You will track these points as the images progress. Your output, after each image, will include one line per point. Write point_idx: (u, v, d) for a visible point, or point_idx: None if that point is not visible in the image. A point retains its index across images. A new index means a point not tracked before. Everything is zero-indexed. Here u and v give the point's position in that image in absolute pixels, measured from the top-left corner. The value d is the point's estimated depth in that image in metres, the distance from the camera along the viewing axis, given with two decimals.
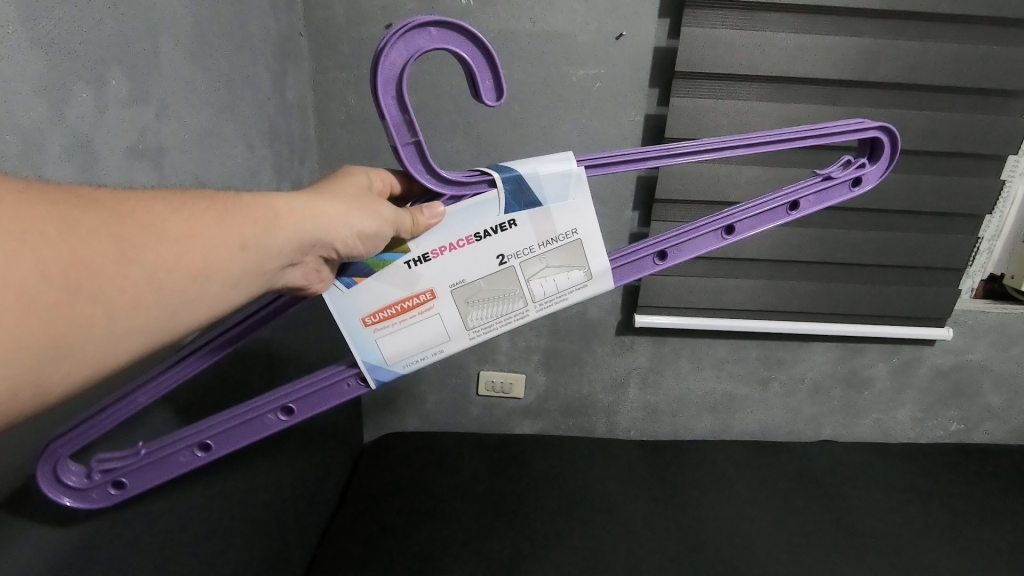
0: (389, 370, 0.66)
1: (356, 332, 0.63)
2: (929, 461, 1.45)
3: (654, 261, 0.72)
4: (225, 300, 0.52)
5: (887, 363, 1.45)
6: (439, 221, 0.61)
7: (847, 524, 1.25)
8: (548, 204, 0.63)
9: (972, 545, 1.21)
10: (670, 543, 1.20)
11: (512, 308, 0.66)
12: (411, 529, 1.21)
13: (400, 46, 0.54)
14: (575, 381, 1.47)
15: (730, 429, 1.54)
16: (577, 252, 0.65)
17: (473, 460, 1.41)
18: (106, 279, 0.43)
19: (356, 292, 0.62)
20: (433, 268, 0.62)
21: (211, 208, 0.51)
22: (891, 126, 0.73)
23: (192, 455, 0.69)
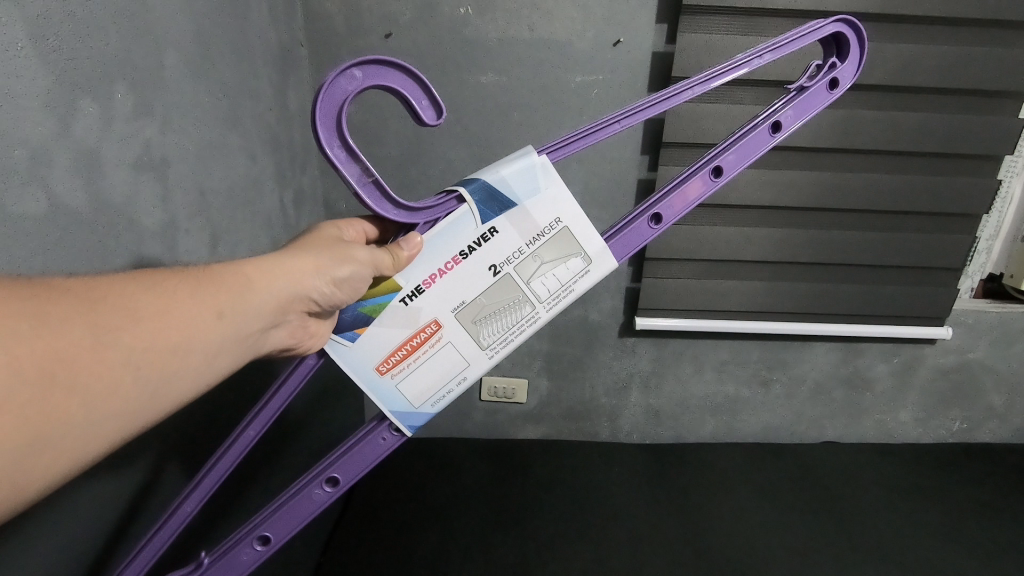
0: (419, 413, 0.66)
1: (374, 383, 0.64)
2: (932, 462, 1.45)
3: (651, 223, 0.72)
4: (209, 371, 0.50)
5: (888, 364, 1.45)
6: (421, 248, 0.62)
7: (851, 525, 1.26)
8: (522, 202, 0.63)
9: (976, 546, 1.21)
10: (675, 546, 1.20)
11: (521, 315, 0.66)
12: (416, 536, 1.21)
13: (330, 97, 0.55)
14: (577, 386, 1.47)
15: (733, 432, 1.54)
16: (567, 239, 0.65)
17: (477, 466, 1.42)
18: (85, 365, 0.40)
19: (360, 344, 0.63)
20: (430, 299, 0.63)
21: (183, 279, 0.49)
22: (846, 17, 0.71)
23: (254, 549, 0.66)
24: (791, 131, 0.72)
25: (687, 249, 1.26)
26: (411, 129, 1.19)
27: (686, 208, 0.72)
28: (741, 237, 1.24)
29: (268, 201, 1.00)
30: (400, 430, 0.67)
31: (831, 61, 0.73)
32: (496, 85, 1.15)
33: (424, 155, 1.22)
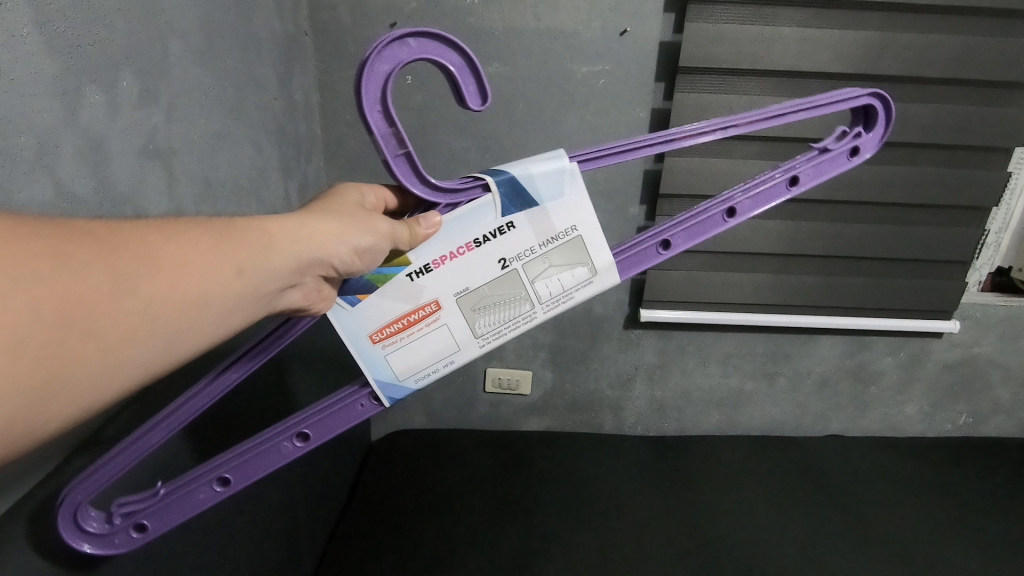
0: (402, 386, 0.67)
1: (366, 351, 0.65)
2: (936, 455, 1.45)
3: (658, 250, 0.71)
4: (223, 325, 0.50)
5: (894, 357, 1.44)
6: (438, 230, 0.61)
7: (854, 518, 1.25)
8: (545, 203, 0.63)
9: (979, 540, 1.20)
10: (679, 538, 1.20)
11: (517, 311, 0.67)
12: (420, 527, 1.22)
13: (382, 61, 0.55)
14: (581, 378, 1.47)
15: (737, 424, 1.54)
16: (578, 248, 0.65)
17: (481, 457, 1.42)
18: (101, 311, 0.41)
19: (361, 309, 0.63)
20: (435, 280, 0.63)
21: (206, 232, 0.49)
22: (882, 92, 0.71)
23: (212, 490, 0.67)
24: (805, 188, 0.72)
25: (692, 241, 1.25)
26: (416, 119, 1.19)
27: (694, 242, 0.72)
28: (747, 229, 1.24)
29: (274, 191, 1.00)
30: (380, 400, 0.68)
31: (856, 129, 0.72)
32: (501, 76, 1.15)
33: (429, 146, 1.21)
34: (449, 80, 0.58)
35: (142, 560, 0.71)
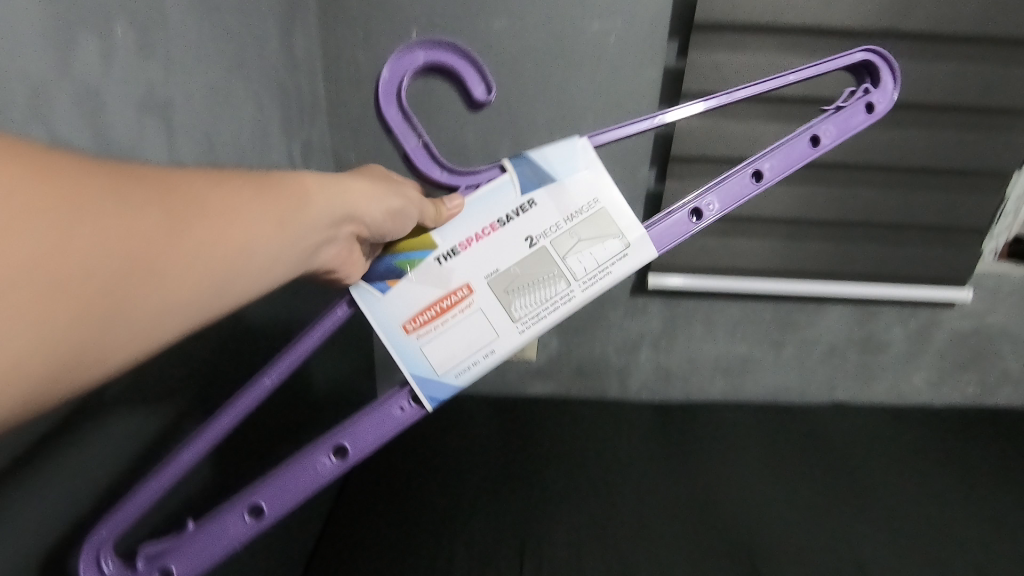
0: (441, 382, 0.66)
1: (400, 342, 0.66)
2: (942, 423, 1.44)
3: (692, 218, 0.71)
4: (268, 277, 0.49)
5: (905, 326, 1.43)
6: (463, 208, 0.67)
7: (857, 487, 1.26)
8: (561, 178, 0.68)
9: (982, 512, 1.20)
10: (682, 504, 1.21)
11: (551, 292, 0.68)
12: (426, 488, 1.24)
13: (395, 65, 0.66)
14: (587, 344, 1.47)
15: (743, 392, 1.54)
16: (603, 219, 0.69)
17: (487, 422, 1.43)
18: (156, 256, 0.40)
19: (392, 296, 0.66)
20: (464, 261, 0.67)
21: (249, 181, 0.48)
22: (876, 47, 0.73)
23: (242, 521, 0.66)
24: (828, 148, 0.73)
25: None
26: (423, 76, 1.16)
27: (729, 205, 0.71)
28: (759, 193, 1.22)
29: (277, 150, 0.99)
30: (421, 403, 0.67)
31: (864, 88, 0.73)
32: (509, 33, 1.11)
33: (434, 105, 1.19)
34: (461, 88, 0.70)
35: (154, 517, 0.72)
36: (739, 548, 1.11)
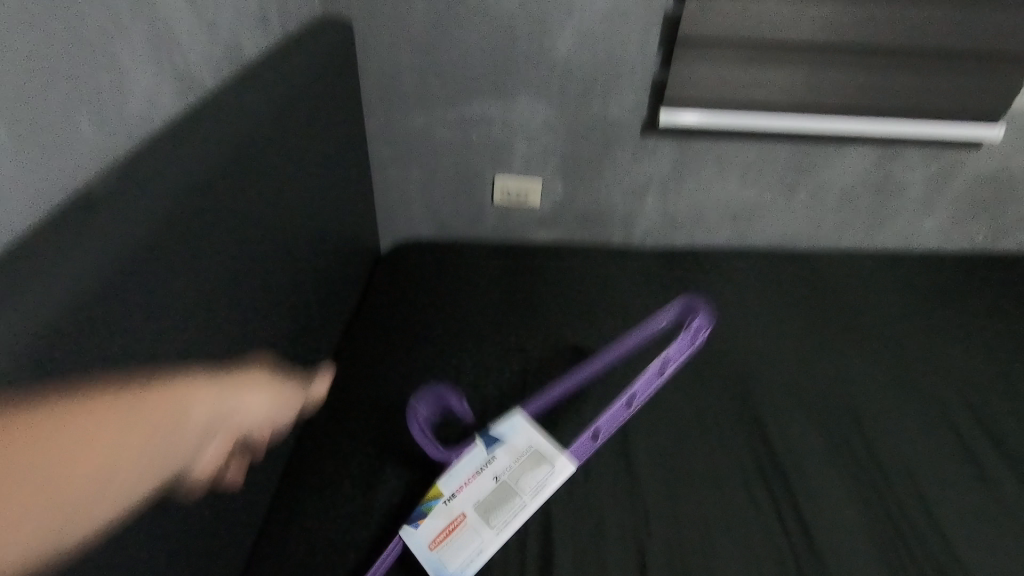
0: (450, 569, 0.78)
1: (427, 555, 0.80)
2: (950, 266, 1.43)
3: (591, 440, 0.93)
4: (127, 495, 0.55)
5: (925, 167, 1.37)
6: (452, 466, 0.88)
7: (859, 320, 1.25)
8: (506, 441, 0.90)
9: (982, 339, 1.21)
10: (683, 334, 1.20)
11: (519, 505, 0.84)
12: (431, 325, 1.22)
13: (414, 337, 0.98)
14: (593, 188, 1.42)
15: (750, 239, 1.51)
16: (540, 456, 0.89)
17: (491, 266, 1.40)
18: (14, 496, 0.43)
19: (423, 529, 0.82)
20: (460, 501, 0.85)
21: (129, 391, 0.54)
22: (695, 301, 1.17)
23: None
24: (670, 371, 1.04)
25: (725, 28, 1.13)
26: None
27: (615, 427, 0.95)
28: (789, 15, 1.11)
29: None
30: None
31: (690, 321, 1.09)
32: None
33: None
34: None
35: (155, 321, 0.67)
36: (735, 370, 1.13)
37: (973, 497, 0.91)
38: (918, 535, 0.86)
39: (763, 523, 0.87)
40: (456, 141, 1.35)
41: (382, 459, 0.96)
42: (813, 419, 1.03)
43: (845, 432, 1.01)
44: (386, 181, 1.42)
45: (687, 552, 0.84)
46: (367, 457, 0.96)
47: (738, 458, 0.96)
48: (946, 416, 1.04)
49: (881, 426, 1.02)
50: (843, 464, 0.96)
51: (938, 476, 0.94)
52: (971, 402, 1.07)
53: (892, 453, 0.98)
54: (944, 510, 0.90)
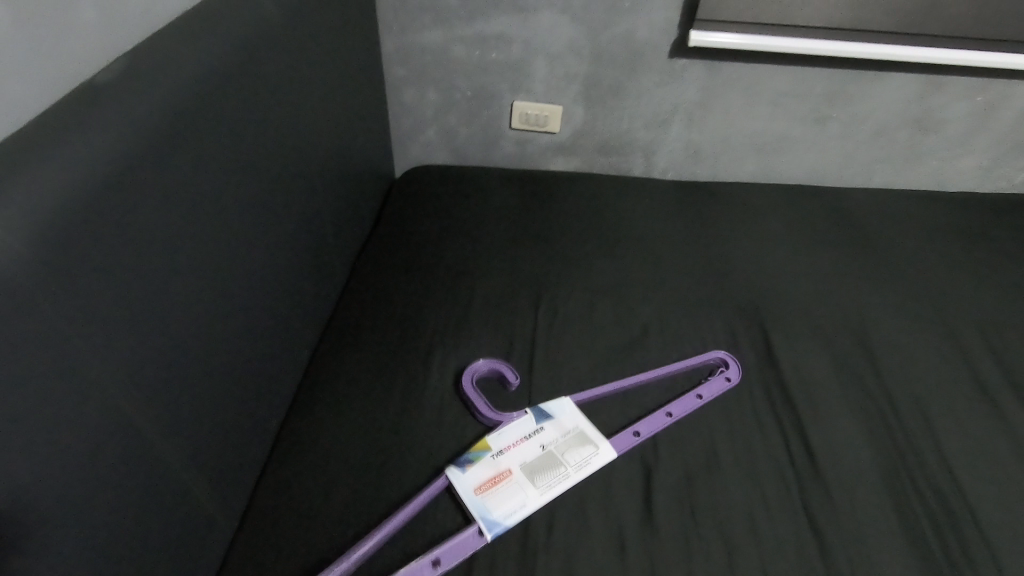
0: (495, 520, 0.78)
1: (470, 500, 0.79)
2: (985, 206, 1.36)
3: (666, 416, 0.90)
4: None
5: (968, 102, 1.29)
6: (501, 425, 0.87)
7: (884, 260, 1.21)
8: (556, 416, 0.90)
9: (1012, 280, 1.17)
10: (700, 267, 1.17)
11: (564, 473, 0.83)
12: (443, 246, 1.19)
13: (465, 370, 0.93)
14: (615, 115, 1.36)
15: (775, 174, 1.45)
16: (585, 435, 0.88)
17: (506, 189, 1.36)
18: None
19: (469, 474, 0.82)
20: (507, 457, 0.85)
21: None
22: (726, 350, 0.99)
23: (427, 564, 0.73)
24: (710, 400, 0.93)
25: None
26: None
27: (691, 410, 0.92)
28: None
29: None
30: (484, 532, 0.76)
31: (723, 373, 0.96)
32: None
33: None
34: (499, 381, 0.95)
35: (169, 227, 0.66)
36: (750, 302, 1.10)
37: (983, 431, 0.90)
38: (923, 465, 0.86)
39: (770, 450, 0.87)
40: (473, 60, 1.29)
41: (389, 372, 0.95)
42: (825, 352, 1.02)
43: (855, 369, 0.99)
44: (400, 102, 1.37)
45: (692, 473, 0.84)
46: (374, 370, 0.95)
47: (746, 386, 0.96)
48: (962, 354, 1.02)
49: (893, 361, 1.00)
50: (851, 395, 0.95)
51: (952, 413, 0.93)
52: (989, 341, 1.04)
53: (902, 387, 0.96)
54: (951, 443, 0.89)
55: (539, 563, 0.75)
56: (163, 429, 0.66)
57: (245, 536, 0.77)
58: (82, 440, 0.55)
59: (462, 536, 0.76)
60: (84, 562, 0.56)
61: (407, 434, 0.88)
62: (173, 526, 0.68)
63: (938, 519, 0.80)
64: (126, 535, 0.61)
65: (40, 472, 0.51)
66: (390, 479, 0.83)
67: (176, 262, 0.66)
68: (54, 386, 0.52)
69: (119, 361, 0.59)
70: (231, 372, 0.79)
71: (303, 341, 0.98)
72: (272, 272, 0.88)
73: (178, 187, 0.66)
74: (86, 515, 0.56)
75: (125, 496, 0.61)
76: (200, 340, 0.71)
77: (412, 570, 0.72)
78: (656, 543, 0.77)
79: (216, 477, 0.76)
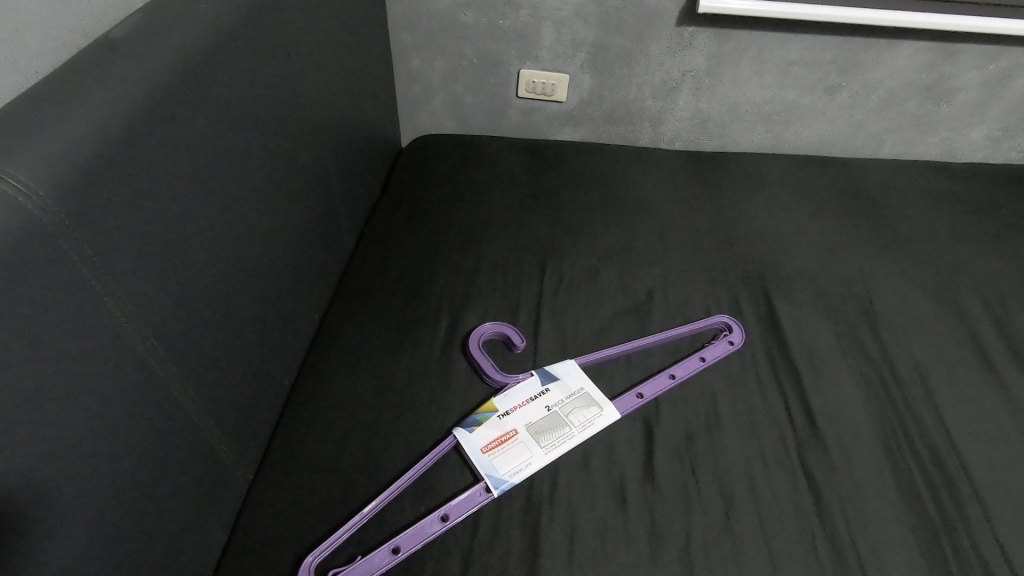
0: (501, 477, 0.80)
1: (478, 459, 0.82)
2: (995, 177, 1.35)
3: (668, 378, 0.92)
4: None
5: (980, 71, 1.28)
6: (507, 388, 0.89)
7: (890, 230, 1.21)
8: (560, 378, 0.92)
9: (1018, 250, 1.17)
10: (705, 236, 1.18)
11: (567, 433, 0.85)
12: (450, 212, 1.20)
13: (471, 339, 0.94)
14: (623, 84, 1.35)
15: (783, 144, 1.44)
16: (589, 397, 0.89)
17: (512, 157, 1.36)
18: None
19: (476, 434, 0.84)
20: (514, 418, 0.87)
21: None
22: (730, 316, 1.00)
23: (434, 520, 0.76)
24: (713, 363, 0.95)
25: None
26: None
27: (694, 372, 0.93)
28: None
29: None
30: (490, 489, 0.79)
31: (726, 337, 0.97)
32: None
33: None
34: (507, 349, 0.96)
35: (192, 191, 0.68)
36: (755, 270, 1.11)
37: (980, 396, 0.92)
38: (921, 428, 0.87)
39: (771, 412, 0.89)
40: (480, 28, 1.28)
41: (397, 333, 0.97)
42: (828, 318, 1.03)
43: (856, 336, 1.00)
44: (407, 70, 1.37)
45: (694, 433, 0.86)
46: (383, 331, 0.97)
47: (749, 351, 0.97)
48: (964, 321, 1.03)
49: (894, 328, 1.01)
50: (852, 360, 0.96)
51: (952, 379, 0.94)
52: (991, 309, 1.05)
53: (902, 352, 0.97)
54: (949, 406, 0.90)
55: (542, 519, 0.77)
56: (179, 384, 0.68)
57: (260, 488, 0.80)
58: (103, 387, 0.57)
59: (467, 494, 0.78)
60: (109, 506, 0.59)
61: (416, 393, 0.90)
62: (192, 477, 0.71)
63: (933, 480, 0.82)
64: (147, 481, 0.64)
65: (65, 415, 0.53)
66: (400, 436, 0.85)
67: (190, 220, 0.68)
68: (76, 334, 0.54)
69: (136, 314, 0.61)
70: (245, 330, 0.81)
71: (313, 303, 1.00)
72: (283, 234, 0.89)
73: (191, 146, 0.67)
74: (109, 460, 0.58)
75: (146, 443, 0.63)
76: (213, 297, 0.73)
77: (420, 526, 0.74)
78: (658, 499, 0.79)
79: (231, 430, 0.79)
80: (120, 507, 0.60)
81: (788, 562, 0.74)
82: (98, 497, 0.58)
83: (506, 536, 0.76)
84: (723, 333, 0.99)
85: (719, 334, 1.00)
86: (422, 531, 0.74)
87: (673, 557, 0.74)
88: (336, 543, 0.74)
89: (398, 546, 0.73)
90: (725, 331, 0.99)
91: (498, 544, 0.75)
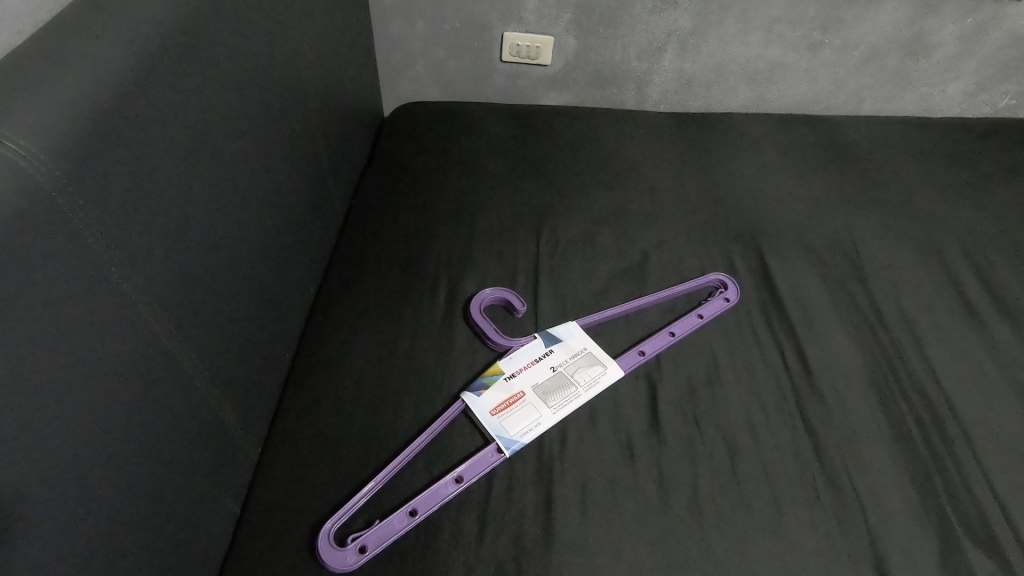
0: (512, 438, 0.81)
1: (487, 421, 0.83)
2: (972, 129, 1.38)
3: (668, 335, 0.94)
4: None
5: (959, 25, 1.30)
6: (512, 350, 0.90)
7: (872, 183, 1.24)
8: (563, 339, 0.93)
9: (995, 199, 1.20)
10: (696, 196, 1.19)
11: (574, 393, 0.87)
12: (442, 179, 1.19)
13: (472, 304, 0.95)
14: (608, 45, 1.34)
15: (766, 102, 1.46)
16: (593, 356, 0.91)
17: (500, 122, 1.34)
18: None
19: (484, 397, 0.85)
20: (520, 379, 0.88)
21: None
22: (725, 274, 1.02)
23: (448, 482, 0.77)
24: (710, 320, 0.97)
25: None
26: None
27: (693, 329, 0.95)
28: None
29: None
30: (503, 449, 0.80)
31: (722, 294, 1.00)
32: None
33: None
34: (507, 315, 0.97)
35: (187, 161, 0.66)
36: (746, 227, 1.13)
37: (964, 340, 0.95)
38: (910, 373, 0.91)
39: (767, 363, 0.92)
40: None
41: (397, 301, 0.97)
42: (817, 271, 1.05)
43: (845, 287, 1.03)
44: (387, 35, 1.33)
45: (695, 386, 0.89)
46: (382, 300, 0.97)
47: (743, 307, 0.99)
48: (946, 270, 1.06)
49: (881, 278, 1.04)
50: (842, 311, 0.99)
51: (937, 325, 0.97)
52: (971, 257, 1.08)
53: (890, 301, 1.01)
54: (935, 351, 0.94)
55: (554, 476, 0.79)
56: (184, 358, 0.67)
57: (272, 460, 0.80)
58: (114, 361, 0.56)
59: (480, 455, 0.79)
60: (125, 481, 0.59)
61: (420, 360, 0.90)
62: (203, 451, 0.71)
63: (923, 419, 0.86)
64: (159, 456, 0.64)
65: (77, 392, 0.52)
66: (408, 402, 0.86)
67: (186, 190, 0.66)
68: (84, 308, 0.53)
69: (141, 287, 0.60)
70: (245, 303, 0.80)
71: (309, 275, 0.99)
72: (277, 206, 0.88)
73: (183, 113, 0.65)
74: (123, 434, 0.58)
75: (157, 417, 0.63)
76: (213, 271, 0.72)
77: (436, 489, 0.76)
78: (664, 451, 0.82)
79: (239, 403, 0.79)
80: (134, 483, 0.60)
81: (790, 505, 0.77)
82: (114, 472, 0.57)
83: (519, 494, 0.77)
84: (719, 290, 1.01)
85: (715, 291, 1.02)
86: (438, 493, 0.75)
87: (681, 506, 0.77)
88: (353, 509, 0.74)
89: (415, 508, 0.74)
90: (721, 289, 1.01)
91: (512, 502, 0.76)
